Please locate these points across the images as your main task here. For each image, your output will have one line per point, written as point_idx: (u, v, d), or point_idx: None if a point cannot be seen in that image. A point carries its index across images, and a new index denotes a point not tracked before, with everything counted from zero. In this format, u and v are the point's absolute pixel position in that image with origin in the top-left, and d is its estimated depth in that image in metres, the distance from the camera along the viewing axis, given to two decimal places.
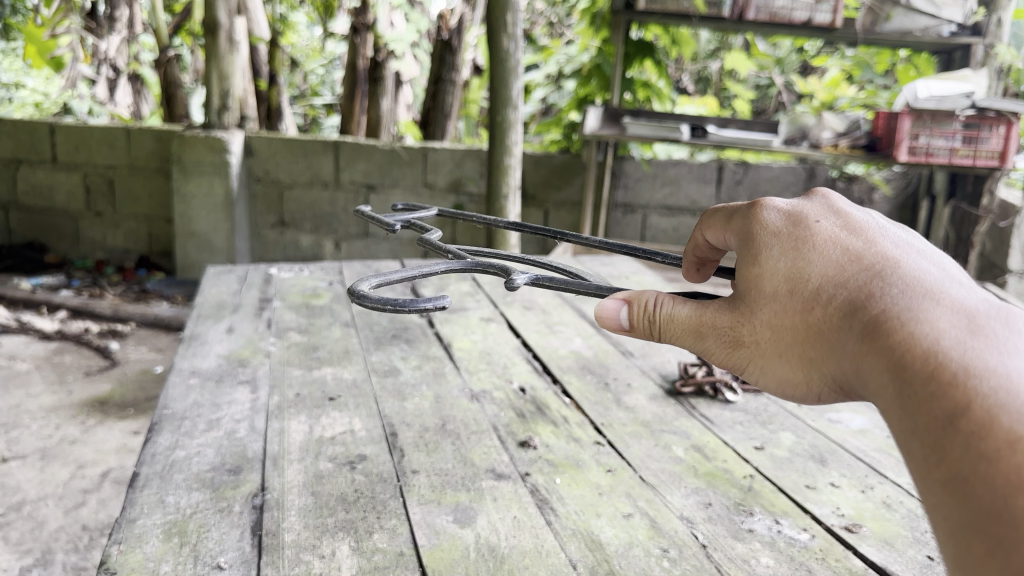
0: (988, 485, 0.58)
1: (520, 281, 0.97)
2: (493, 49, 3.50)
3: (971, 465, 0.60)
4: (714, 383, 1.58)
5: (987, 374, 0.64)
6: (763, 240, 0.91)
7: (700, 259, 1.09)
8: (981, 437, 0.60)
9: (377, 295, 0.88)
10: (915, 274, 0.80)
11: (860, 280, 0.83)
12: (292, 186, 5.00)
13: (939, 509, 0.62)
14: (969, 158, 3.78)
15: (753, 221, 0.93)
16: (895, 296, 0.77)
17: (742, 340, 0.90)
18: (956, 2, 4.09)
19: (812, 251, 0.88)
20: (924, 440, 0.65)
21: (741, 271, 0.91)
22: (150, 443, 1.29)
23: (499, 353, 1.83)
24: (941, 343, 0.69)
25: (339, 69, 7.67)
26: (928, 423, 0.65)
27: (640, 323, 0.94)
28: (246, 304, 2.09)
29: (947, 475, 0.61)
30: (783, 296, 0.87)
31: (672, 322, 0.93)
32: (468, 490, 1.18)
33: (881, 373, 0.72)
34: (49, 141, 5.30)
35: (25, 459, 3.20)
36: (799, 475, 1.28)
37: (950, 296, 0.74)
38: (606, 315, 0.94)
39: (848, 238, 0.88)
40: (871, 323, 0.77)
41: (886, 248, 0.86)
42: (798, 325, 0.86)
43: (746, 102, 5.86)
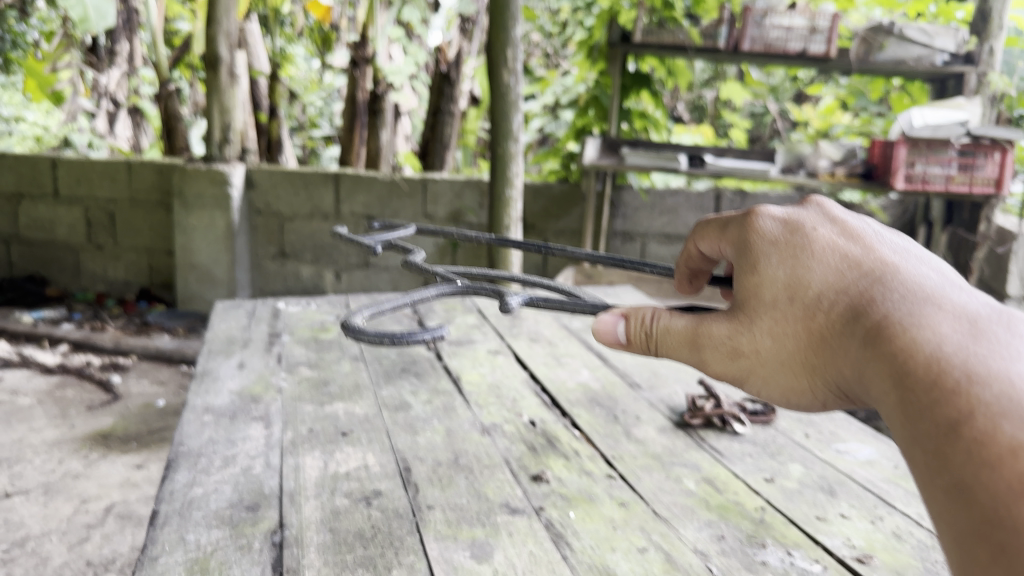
0: (989, 490, 0.60)
1: (515, 304, 1.01)
2: (493, 83, 3.55)
3: (973, 473, 0.61)
4: (722, 414, 1.60)
5: (987, 380, 0.65)
6: (761, 251, 0.95)
7: (692, 271, 1.19)
8: (983, 445, 0.61)
9: (378, 324, 0.90)
10: (915, 281, 0.83)
11: (860, 287, 0.86)
12: (293, 218, 5.04)
13: (943, 517, 0.63)
14: (966, 185, 3.82)
15: (750, 231, 0.99)
16: (895, 303, 0.80)
17: (741, 349, 0.94)
18: (949, 32, 4.16)
19: (810, 261, 0.92)
20: (925, 445, 0.66)
21: (742, 280, 0.96)
22: (168, 480, 1.30)
23: (507, 386, 1.84)
24: (943, 349, 0.71)
25: (338, 101, 7.74)
26: (930, 428, 0.66)
27: (637, 336, 1.01)
28: (255, 338, 2.11)
29: (949, 482, 0.63)
30: (783, 304, 0.91)
31: (668, 333, 1.00)
32: (483, 526, 1.20)
33: (883, 378, 0.75)
34: (50, 175, 5.35)
35: (28, 494, 3.20)
36: (809, 506, 1.29)
37: (950, 302, 0.77)
38: (603, 328, 1.02)
39: (847, 246, 0.92)
40: (871, 330, 0.79)
41: (885, 256, 0.89)
42: (799, 333, 0.90)
43: (742, 130, 5.92)
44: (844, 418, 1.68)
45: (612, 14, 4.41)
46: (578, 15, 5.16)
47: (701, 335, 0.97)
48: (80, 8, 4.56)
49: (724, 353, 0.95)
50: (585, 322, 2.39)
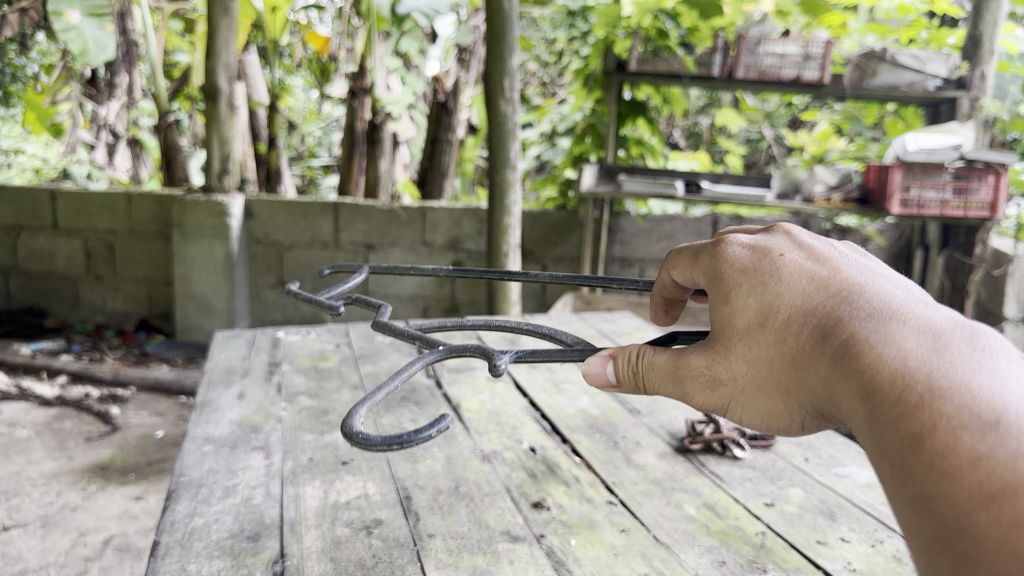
0: (950, 498, 0.62)
1: (505, 367, 1.01)
2: (491, 112, 3.59)
3: (933, 483, 0.64)
4: (722, 439, 1.60)
5: (948, 394, 0.67)
6: (732, 279, 0.96)
7: (667, 300, 1.18)
8: (945, 456, 0.64)
9: (384, 434, 0.85)
10: (880, 298, 0.84)
11: (828, 305, 0.87)
12: (293, 247, 5.05)
13: (909, 527, 0.65)
14: (960, 209, 3.85)
15: (721, 260, 0.99)
16: (861, 321, 0.81)
17: (721, 378, 0.94)
18: (940, 57, 4.22)
19: (780, 285, 0.92)
20: (891, 461, 0.68)
21: (717, 309, 0.97)
22: (169, 511, 1.30)
23: (507, 413, 1.84)
24: (907, 364, 0.72)
25: (337, 131, 7.79)
26: (894, 444, 0.68)
27: (626, 375, 1.01)
28: (256, 368, 2.12)
29: (914, 494, 0.65)
30: (756, 329, 0.92)
31: (653, 368, 1.00)
32: (484, 553, 1.20)
33: (851, 397, 0.76)
34: (50, 208, 5.37)
35: (26, 527, 3.18)
36: (810, 530, 1.29)
37: (914, 318, 0.78)
38: (592, 371, 1.02)
39: (815, 268, 0.93)
40: (839, 349, 0.81)
41: (852, 275, 0.90)
42: (773, 356, 0.90)
43: (738, 156, 5.96)
44: (843, 441, 1.68)
45: (607, 43, 4.43)
46: (573, 44, 5.22)
47: (681, 366, 0.97)
48: (79, 41, 4.61)
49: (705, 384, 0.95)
50: None
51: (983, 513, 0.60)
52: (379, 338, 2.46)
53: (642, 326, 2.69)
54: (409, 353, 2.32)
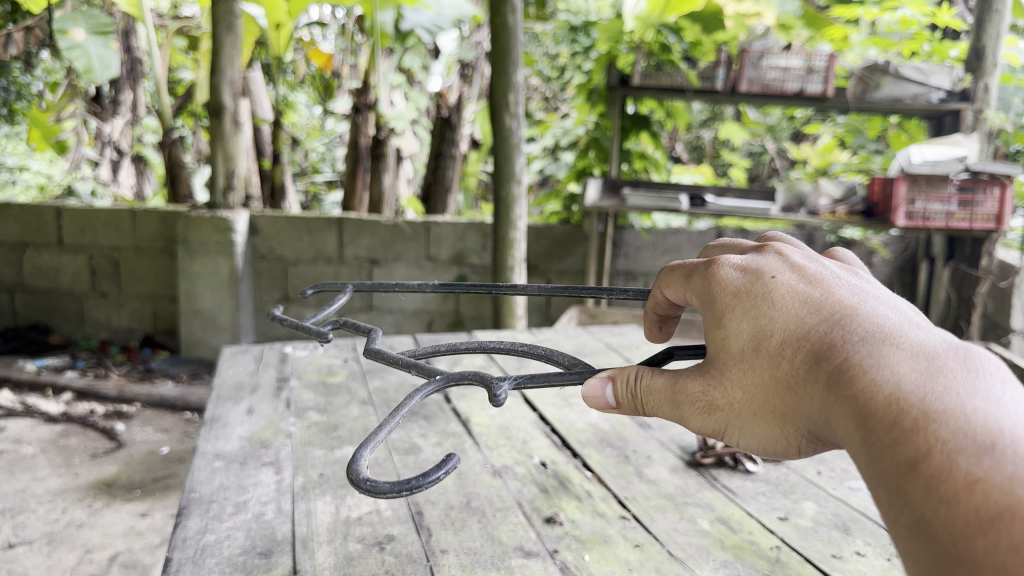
0: (947, 524, 0.61)
1: (507, 395, 0.94)
2: (496, 127, 3.60)
3: (930, 509, 0.62)
4: (734, 453, 1.59)
5: (944, 419, 0.66)
6: (723, 301, 0.94)
7: (660, 317, 1.14)
8: (941, 481, 0.63)
9: (390, 480, 0.77)
10: (874, 320, 0.82)
11: (821, 328, 0.85)
12: (298, 262, 5.06)
13: (908, 555, 0.64)
14: (966, 221, 3.84)
15: (712, 282, 0.96)
16: (853, 344, 0.80)
17: (716, 403, 0.92)
18: (943, 70, 4.22)
19: (772, 307, 0.90)
20: (887, 486, 0.67)
21: (709, 333, 0.94)
22: (180, 527, 1.30)
23: (516, 428, 1.84)
24: (901, 389, 0.71)
25: (340, 147, 7.82)
26: (890, 469, 0.67)
27: (627, 401, 0.97)
28: (264, 383, 2.11)
29: (912, 520, 0.64)
30: (750, 352, 0.90)
31: (650, 392, 0.97)
32: (498, 569, 1.19)
33: (846, 422, 0.75)
34: (55, 225, 5.38)
35: (32, 544, 3.18)
36: (825, 545, 1.29)
37: (907, 341, 0.77)
38: (592, 395, 0.98)
39: (806, 289, 0.91)
40: (833, 373, 0.79)
41: (844, 296, 0.88)
42: (767, 380, 0.88)
43: (741, 170, 5.97)
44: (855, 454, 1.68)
45: (611, 58, 4.44)
46: (576, 59, 5.23)
47: (676, 390, 0.95)
48: (84, 59, 4.64)
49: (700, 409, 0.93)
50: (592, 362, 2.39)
51: (982, 538, 0.58)
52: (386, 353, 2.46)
53: (649, 339, 2.68)
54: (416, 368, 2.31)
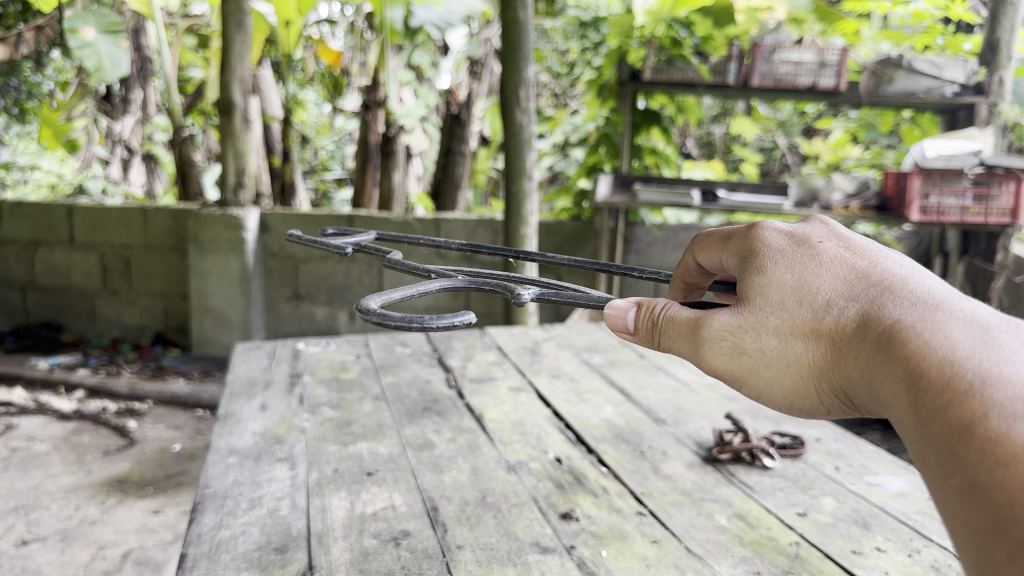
0: (1005, 488, 0.60)
1: (527, 296, 0.94)
2: (507, 122, 3.59)
3: (987, 472, 0.62)
4: (751, 448, 1.58)
5: (1002, 384, 0.66)
6: (767, 256, 0.93)
7: (687, 286, 1.15)
8: (997, 445, 0.63)
9: (397, 311, 0.85)
10: (924, 290, 0.82)
11: (870, 295, 0.85)
12: (308, 260, 5.07)
13: (956, 515, 0.63)
14: (981, 216, 3.81)
15: (753, 240, 0.96)
16: (906, 309, 0.80)
17: (744, 347, 0.89)
18: (958, 63, 4.17)
19: (818, 268, 0.90)
20: (939, 448, 0.67)
21: (744, 282, 0.92)
22: (196, 523, 1.29)
23: (531, 424, 1.83)
24: (956, 354, 0.71)
25: (350, 144, 7.82)
26: (943, 430, 0.67)
27: (645, 326, 0.96)
28: (276, 379, 2.11)
29: (964, 482, 0.63)
30: (791, 306, 0.88)
31: (673, 323, 0.94)
32: (514, 565, 1.18)
33: (894, 382, 0.74)
34: (66, 223, 5.41)
35: (45, 541, 3.19)
36: (845, 540, 1.27)
37: (961, 309, 0.77)
38: (614, 314, 0.96)
39: (853, 257, 0.90)
40: (883, 335, 0.79)
41: (892, 268, 0.88)
42: (806, 335, 0.87)
43: (753, 166, 5.93)
44: (873, 449, 1.66)
45: (621, 53, 4.41)
46: (585, 54, 5.20)
47: (702, 327, 0.91)
48: (95, 57, 4.64)
49: (726, 350, 0.90)
50: (606, 358, 2.38)
51: None
52: (399, 349, 2.45)
53: None
54: (429, 364, 2.30)
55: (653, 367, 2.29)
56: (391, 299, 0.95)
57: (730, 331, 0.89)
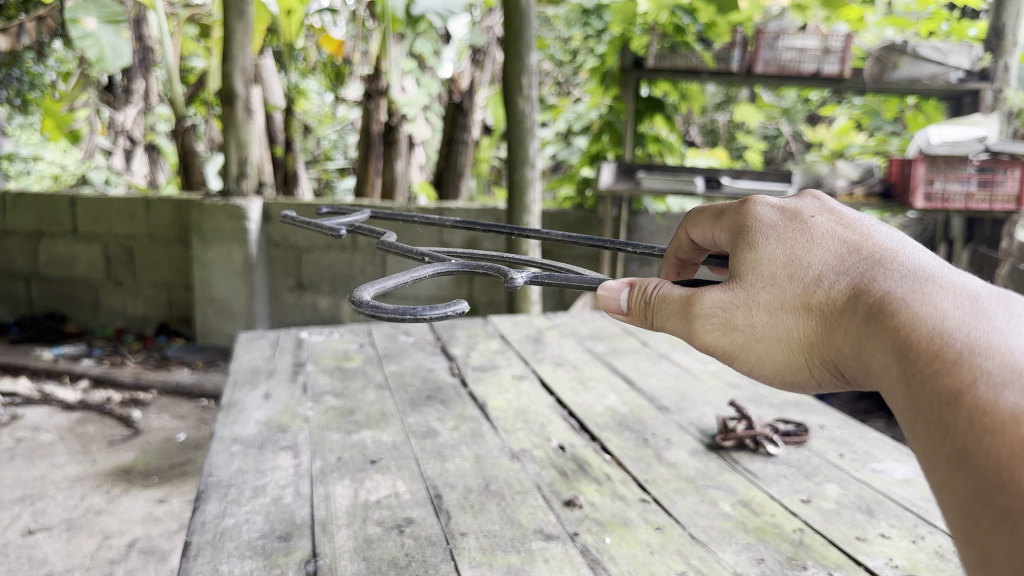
0: (991, 456, 0.60)
1: (519, 281, 0.94)
2: (509, 110, 3.58)
3: (974, 440, 0.61)
4: (755, 435, 1.57)
5: (991, 353, 0.66)
6: (758, 231, 0.92)
7: (680, 262, 1.15)
8: (984, 413, 0.62)
9: (390, 302, 0.84)
10: (915, 262, 0.81)
11: (861, 267, 0.84)
12: (311, 249, 5.07)
13: (944, 484, 0.63)
14: (986, 202, 3.80)
15: (745, 215, 0.96)
16: (896, 281, 0.79)
17: (736, 323, 0.89)
18: (963, 49, 4.14)
19: (809, 243, 0.89)
20: (929, 418, 0.66)
21: (736, 258, 0.92)
22: (199, 511, 1.29)
23: (534, 412, 1.83)
24: (945, 325, 0.70)
25: (352, 133, 7.82)
26: (932, 400, 0.66)
27: (638, 306, 0.94)
28: (280, 368, 2.11)
29: (951, 451, 0.63)
30: (782, 281, 0.88)
31: (665, 301, 0.93)
32: (518, 552, 1.18)
33: (884, 354, 0.74)
34: (69, 214, 5.41)
35: (51, 531, 3.20)
36: (848, 527, 1.27)
37: (951, 281, 0.76)
38: (606, 295, 0.95)
39: (844, 232, 0.90)
40: (873, 307, 0.78)
41: (884, 241, 0.88)
42: (797, 310, 0.86)
43: (757, 153, 5.91)
44: (877, 436, 1.65)
45: (624, 40, 4.39)
46: (589, 42, 5.18)
47: (694, 304, 0.91)
48: (96, 48, 4.63)
49: (717, 326, 0.90)
50: (609, 346, 2.37)
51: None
52: (402, 338, 2.45)
53: None
54: (432, 352, 2.30)
55: (657, 355, 2.29)
56: (385, 287, 0.95)
57: (722, 306, 0.89)
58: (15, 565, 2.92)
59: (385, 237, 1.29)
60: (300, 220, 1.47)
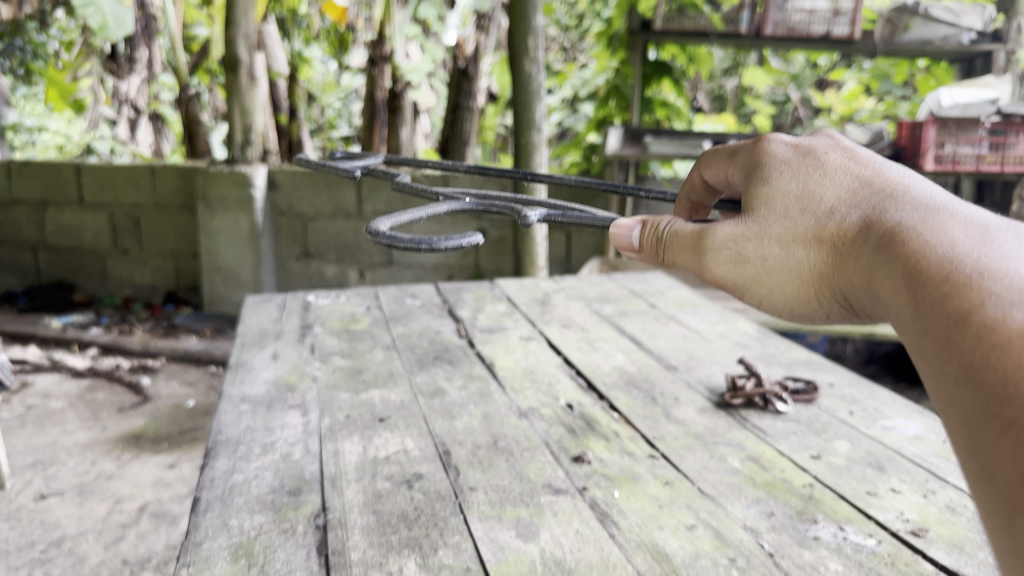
0: (997, 370, 0.60)
1: (532, 218, 0.97)
2: (515, 73, 3.54)
3: (981, 357, 0.62)
4: (764, 393, 1.57)
5: (1000, 276, 0.65)
6: (772, 167, 0.92)
7: (693, 204, 1.12)
8: (991, 331, 0.62)
9: (406, 233, 0.88)
10: (927, 194, 0.81)
11: (873, 200, 0.84)
12: (317, 218, 5.05)
13: (950, 401, 0.63)
14: (997, 164, 3.76)
15: (759, 151, 0.95)
16: (908, 212, 0.78)
17: (747, 256, 0.89)
18: (976, 10, 4.08)
19: (822, 177, 0.89)
20: (936, 339, 0.66)
21: (749, 193, 0.92)
22: (208, 468, 1.30)
23: (542, 372, 1.82)
24: (955, 251, 0.70)
25: (356, 101, 7.77)
26: (940, 321, 0.66)
27: (650, 244, 0.97)
28: (287, 330, 2.11)
29: (958, 368, 0.63)
30: (794, 215, 0.88)
31: (678, 236, 0.95)
32: (527, 506, 1.18)
33: (894, 281, 0.74)
34: (75, 182, 5.41)
35: (63, 495, 3.23)
36: (858, 482, 1.26)
37: (962, 210, 0.76)
38: (619, 232, 0.97)
39: (857, 166, 0.89)
40: (885, 237, 0.78)
41: (897, 175, 0.87)
42: (808, 242, 0.86)
43: (766, 118, 5.86)
44: (887, 394, 1.65)
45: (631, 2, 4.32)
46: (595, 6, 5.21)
47: (706, 238, 0.91)
48: (98, 15, 4.58)
49: (729, 259, 0.90)
50: (617, 309, 2.36)
51: None
52: (409, 301, 2.44)
53: (675, 286, 2.63)
54: (440, 315, 2.29)
55: (665, 317, 2.28)
56: (400, 221, 0.98)
57: (734, 239, 0.89)
58: (29, 529, 2.95)
59: (400, 179, 1.29)
60: (314, 160, 1.47)
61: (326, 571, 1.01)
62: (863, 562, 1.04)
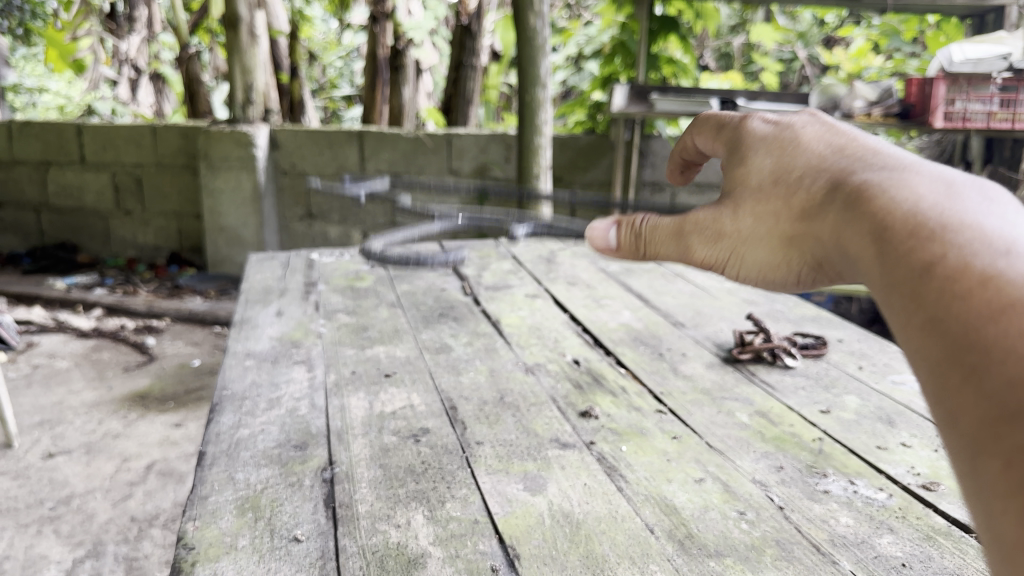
0: (959, 317, 0.57)
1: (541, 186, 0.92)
2: (520, 27, 3.47)
3: (944, 305, 0.58)
4: (772, 348, 1.56)
5: (962, 229, 0.63)
6: (750, 141, 0.88)
7: (685, 163, 1.10)
8: (952, 280, 0.59)
9: None
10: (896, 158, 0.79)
11: (842, 164, 0.81)
12: (320, 177, 5.02)
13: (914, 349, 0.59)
14: (1007, 121, 3.66)
15: (739, 126, 0.92)
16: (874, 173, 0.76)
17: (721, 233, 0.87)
18: None
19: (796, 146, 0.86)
20: (900, 290, 0.63)
21: (727, 172, 0.89)
22: (214, 422, 1.29)
23: (548, 328, 1.81)
24: (920, 208, 0.68)
25: (358, 61, 7.67)
26: (905, 272, 0.63)
27: (628, 239, 0.94)
28: (291, 287, 2.10)
29: (924, 317, 0.59)
30: (767, 187, 0.85)
31: (657, 229, 0.93)
32: (535, 459, 1.18)
33: (860, 239, 0.71)
34: (77, 142, 5.36)
35: (71, 454, 3.25)
36: (869, 436, 1.26)
37: (927, 170, 0.73)
38: (595, 235, 0.95)
39: (833, 134, 0.86)
40: (853, 196, 0.75)
41: (870, 141, 0.85)
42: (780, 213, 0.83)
43: (773, 76, 5.78)
44: (897, 350, 1.63)
45: None
46: None
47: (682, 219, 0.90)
48: None
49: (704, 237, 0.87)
50: (623, 266, 2.34)
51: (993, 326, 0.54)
52: (413, 259, 2.42)
53: None
54: (444, 273, 2.27)
55: (671, 274, 2.26)
56: None
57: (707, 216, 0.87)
58: (38, 487, 2.97)
59: None
60: None
61: (333, 525, 1.00)
62: (875, 516, 1.03)
